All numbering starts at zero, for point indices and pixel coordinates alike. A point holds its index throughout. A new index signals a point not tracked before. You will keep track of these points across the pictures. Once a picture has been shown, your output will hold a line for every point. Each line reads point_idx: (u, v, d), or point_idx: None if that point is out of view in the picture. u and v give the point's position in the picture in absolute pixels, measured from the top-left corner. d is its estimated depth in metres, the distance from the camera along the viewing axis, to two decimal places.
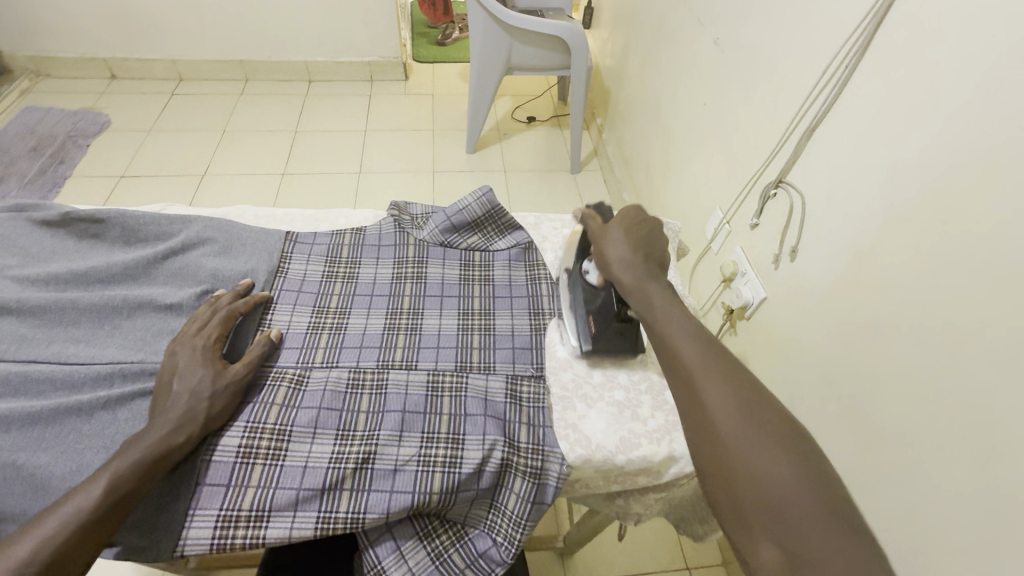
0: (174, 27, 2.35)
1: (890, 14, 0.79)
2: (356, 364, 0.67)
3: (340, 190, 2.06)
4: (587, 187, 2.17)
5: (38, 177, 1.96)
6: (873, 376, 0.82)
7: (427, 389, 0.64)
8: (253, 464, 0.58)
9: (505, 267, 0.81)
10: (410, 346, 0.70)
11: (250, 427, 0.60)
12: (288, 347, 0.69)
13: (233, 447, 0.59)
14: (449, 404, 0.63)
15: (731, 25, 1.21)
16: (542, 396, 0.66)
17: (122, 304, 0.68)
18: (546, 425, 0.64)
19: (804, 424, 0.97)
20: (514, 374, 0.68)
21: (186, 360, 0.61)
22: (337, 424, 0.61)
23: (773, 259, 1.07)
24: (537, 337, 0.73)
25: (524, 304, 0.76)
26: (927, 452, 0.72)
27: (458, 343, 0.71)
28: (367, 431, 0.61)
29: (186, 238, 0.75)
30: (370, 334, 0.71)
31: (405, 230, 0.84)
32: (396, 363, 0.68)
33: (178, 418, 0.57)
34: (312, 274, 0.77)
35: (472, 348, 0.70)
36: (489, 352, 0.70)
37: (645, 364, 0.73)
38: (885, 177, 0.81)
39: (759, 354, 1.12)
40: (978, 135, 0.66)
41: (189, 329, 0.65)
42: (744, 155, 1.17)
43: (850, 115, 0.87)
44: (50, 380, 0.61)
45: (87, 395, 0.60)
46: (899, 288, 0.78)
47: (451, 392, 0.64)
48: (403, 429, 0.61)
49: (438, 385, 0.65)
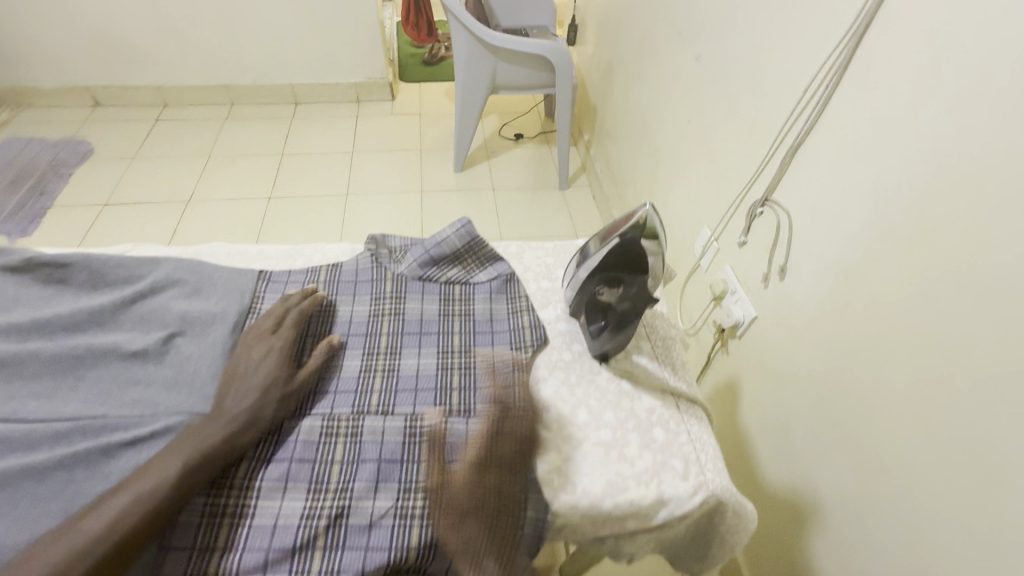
0: (156, 54, 2.35)
1: (868, 34, 0.79)
2: (329, 411, 0.65)
3: (327, 214, 2.05)
4: (577, 204, 2.16)
5: (19, 210, 1.94)
6: (870, 398, 0.80)
7: (404, 436, 0.62)
8: (219, 524, 0.56)
9: (486, 300, 0.79)
10: (387, 389, 0.68)
11: (216, 485, 0.58)
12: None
13: (199, 507, 0.57)
14: (429, 451, 0.61)
15: (712, 43, 1.21)
16: (525, 441, 0.64)
17: (84, 354, 0.65)
18: (528, 471, 0.62)
19: (803, 447, 0.95)
20: None
21: (258, 360, 0.66)
22: (308, 478, 0.60)
23: (762, 278, 1.06)
24: (521, 372, 0.70)
25: (508, 339, 0.74)
26: (928, 475, 0.70)
27: (438, 384, 0.69)
28: (341, 484, 0.59)
29: (155, 279, 0.74)
30: (346, 377, 0.69)
31: (383, 265, 0.82)
32: (372, 408, 0.65)
33: (245, 418, 0.61)
34: None
35: (452, 390, 0.68)
36: (470, 394, 0.68)
37: (632, 400, 0.71)
38: (869, 197, 0.80)
39: (751, 374, 1.10)
40: (960, 156, 0.66)
41: (265, 326, 0.70)
42: (729, 173, 1.16)
43: (831, 136, 0.86)
44: (7, 441, 0.58)
45: (44, 454, 0.57)
46: (891, 307, 0.76)
47: (431, 437, 0.62)
48: (380, 481, 0.59)
49: (417, 432, 0.63)
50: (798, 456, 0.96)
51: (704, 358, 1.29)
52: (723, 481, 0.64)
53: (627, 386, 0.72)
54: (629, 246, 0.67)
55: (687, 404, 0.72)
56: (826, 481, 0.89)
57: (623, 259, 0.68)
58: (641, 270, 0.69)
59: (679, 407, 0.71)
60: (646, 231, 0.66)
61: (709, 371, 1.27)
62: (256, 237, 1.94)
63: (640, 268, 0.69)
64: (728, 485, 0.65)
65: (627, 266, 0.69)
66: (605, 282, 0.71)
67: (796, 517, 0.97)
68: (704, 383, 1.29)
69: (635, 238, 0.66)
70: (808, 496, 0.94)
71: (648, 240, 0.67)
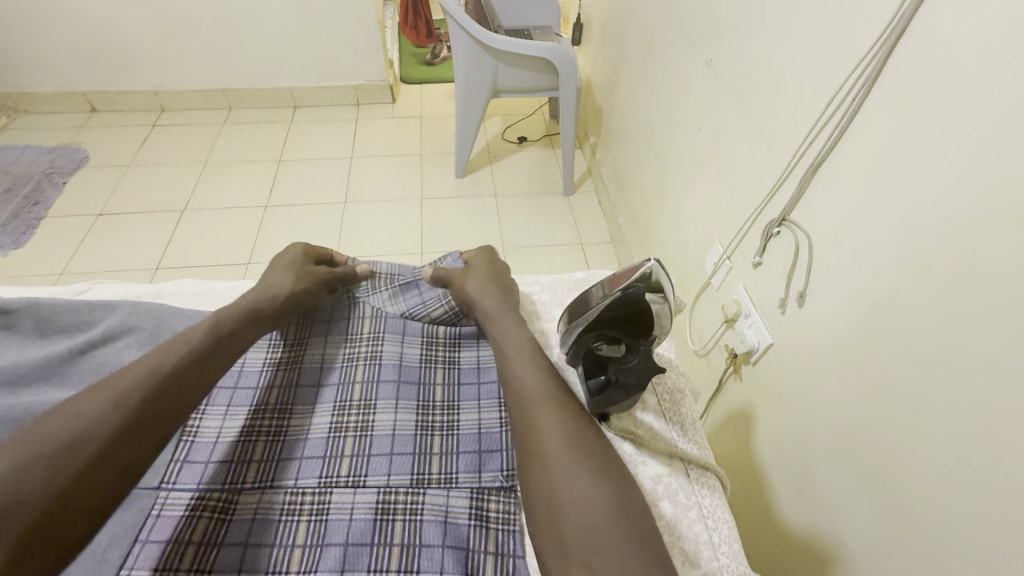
0: (152, 58, 2.30)
1: (903, 38, 0.70)
2: (296, 481, 0.67)
3: (324, 222, 1.98)
4: (582, 211, 2.09)
5: (11, 219, 1.90)
6: (898, 449, 0.73)
7: (374, 513, 0.64)
8: None
9: (472, 349, 0.83)
10: (359, 455, 0.69)
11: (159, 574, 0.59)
12: (164, 514, 0.63)
13: None
14: (402, 532, 0.62)
15: (723, 48, 1.14)
16: (511, 517, 0.64)
17: (21, 415, 0.62)
18: (517, 554, 0.61)
19: (822, 492, 0.88)
20: (480, 487, 0.66)
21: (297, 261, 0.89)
22: (265, 565, 0.60)
23: (778, 303, 0.98)
24: (504, 434, 0.72)
25: (490, 394, 0.77)
26: (968, 543, 0.63)
27: (415, 449, 0.70)
28: (303, 570, 0.60)
29: (108, 327, 0.72)
30: (315, 441, 0.71)
31: (361, 302, 0.88)
32: (343, 480, 0.67)
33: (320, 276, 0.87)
34: (253, 364, 0.80)
35: (431, 456, 0.69)
36: (451, 460, 0.69)
37: (637, 466, 0.66)
38: (899, 226, 0.72)
39: (767, 407, 1.02)
40: (1008, 182, 0.58)
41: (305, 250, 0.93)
42: (741, 190, 1.09)
43: (855, 157, 0.79)
44: None
45: None
46: (924, 348, 0.69)
47: (404, 517, 0.63)
48: (346, 568, 0.59)
49: (389, 508, 0.64)
50: (818, 502, 0.89)
51: (714, 383, 1.22)
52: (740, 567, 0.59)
53: (630, 450, 0.67)
54: (633, 299, 0.61)
55: (697, 471, 0.67)
56: (852, 531, 0.82)
57: (626, 314, 0.63)
58: (646, 327, 0.64)
59: (689, 472, 0.66)
60: (650, 286, 0.62)
61: (720, 397, 1.20)
62: (252, 246, 1.89)
63: (646, 324, 0.63)
64: (742, 569, 0.59)
65: (626, 321, 0.64)
66: (603, 337, 0.66)
67: (816, 564, 0.89)
68: (710, 416, 1.24)
69: (641, 292, 0.61)
70: (828, 548, 0.86)
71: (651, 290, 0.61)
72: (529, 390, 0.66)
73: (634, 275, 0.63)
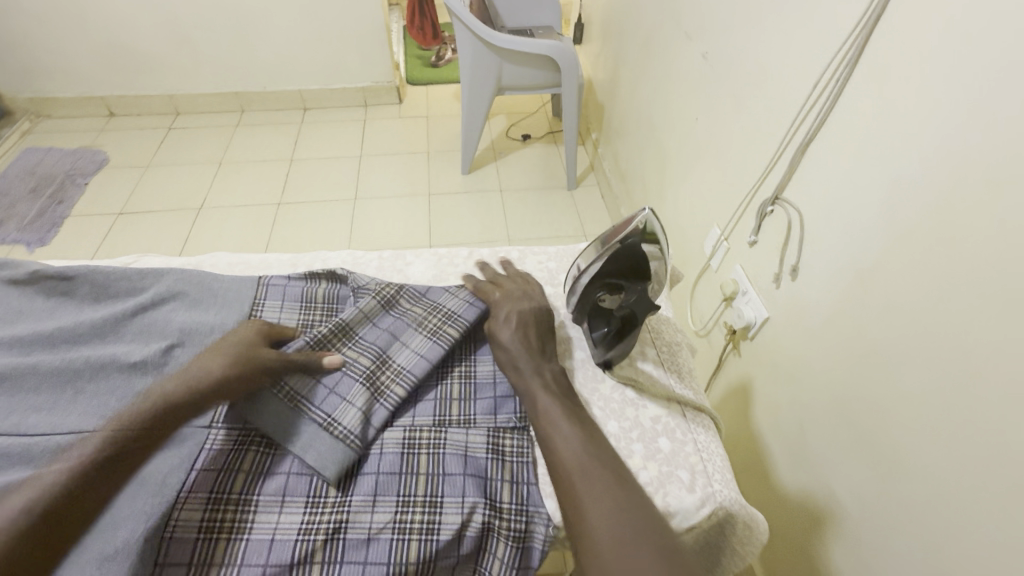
0: (167, 63, 2.38)
1: (880, 24, 0.76)
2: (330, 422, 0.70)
3: (337, 218, 2.05)
4: (585, 203, 2.15)
5: (37, 218, 1.97)
6: (883, 404, 0.78)
7: (403, 447, 0.68)
8: (217, 539, 0.60)
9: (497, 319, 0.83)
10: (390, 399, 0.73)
11: (215, 498, 0.62)
12: (216, 448, 0.66)
13: (196, 522, 0.60)
14: (427, 463, 0.66)
15: (718, 39, 1.19)
16: (524, 450, 0.69)
17: (84, 367, 0.68)
18: (530, 482, 0.67)
19: (815, 453, 0.93)
20: (496, 427, 0.71)
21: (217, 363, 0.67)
22: (305, 492, 0.64)
23: (773, 278, 1.03)
24: None
25: None
26: (946, 487, 0.68)
27: (437, 394, 0.74)
28: (339, 499, 0.64)
29: (157, 292, 0.78)
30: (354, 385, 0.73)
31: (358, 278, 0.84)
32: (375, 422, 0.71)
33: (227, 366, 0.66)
34: (287, 320, 0.79)
35: (452, 400, 0.73)
36: (469, 404, 0.73)
37: (638, 409, 0.72)
38: (881, 196, 0.77)
39: (764, 377, 1.07)
40: (978, 152, 0.63)
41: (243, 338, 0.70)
42: (737, 172, 1.14)
43: (840, 134, 0.84)
44: (5, 455, 0.60)
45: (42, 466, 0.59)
46: (905, 309, 0.74)
47: (429, 450, 0.68)
48: (378, 494, 0.64)
49: (415, 443, 0.68)
50: (811, 461, 0.94)
51: (715, 360, 1.26)
52: (731, 494, 0.64)
53: (631, 394, 0.73)
54: (630, 249, 0.68)
55: (694, 416, 0.72)
56: (844, 486, 0.86)
57: (626, 265, 0.69)
58: (643, 275, 0.69)
59: (686, 416, 0.72)
60: (647, 235, 0.67)
61: (721, 373, 1.24)
62: (266, 242, 1.95)
63: (642, 272, 0.70)
64: (735, 497, 0.65)
65: (629, 272, 0.70)
66: (606, 288, 0.72)
67: (813, 523, 0.94)
68: (712, 393, 1.29)
69: (637, 243, 0.67)
70: (821, 503, 0.92)
71: (644, 240, 0.67)
72: (570, 465, 0.57)
73: (628, 228, 0.68)
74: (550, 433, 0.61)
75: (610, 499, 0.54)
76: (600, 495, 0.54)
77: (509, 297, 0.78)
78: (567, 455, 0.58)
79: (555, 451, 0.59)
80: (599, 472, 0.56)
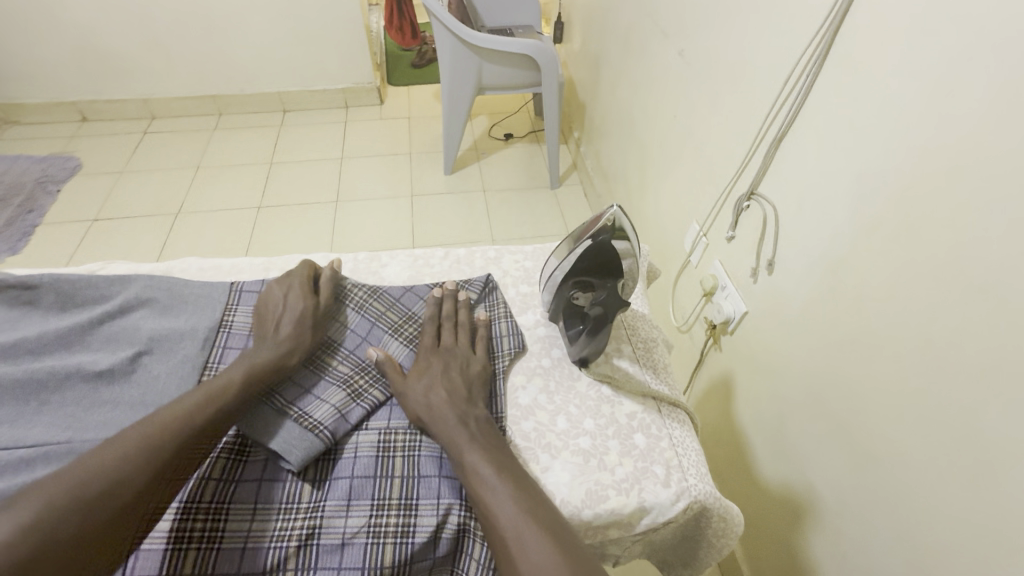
0: (141, 66, 2.34)
1: (846, 20, 0.77)
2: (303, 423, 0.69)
3: (318, 222, 2.03)
4: (568, 201, 2.15)
5: (7, 227, 1.92)
6: (857, 394, 0.79)
7: (378, 450, 0.67)
8: (187, 550, 0.58)
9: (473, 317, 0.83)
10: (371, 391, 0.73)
11: (184, 508, 0.60)
12: None
13: (164, 532, 0.59)
14: (403, 466, 0.66)
15: (693, 37, 1.21)
16: None
17: (49, 377, 0.67)
18: None
19: (792, 443, 0.94)
20: None
21: (287, 304, 0.77)
22: (279, 497, 0.63)
23: (751, 272, 1.04)
24: (495, 381, 0.74)
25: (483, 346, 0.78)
26: (920, 475, 0.69)
27: None
28: (312, 503, 0.63)
29: (125, 300, 0.76)
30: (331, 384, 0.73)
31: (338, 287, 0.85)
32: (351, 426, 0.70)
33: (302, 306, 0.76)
34: None
35: None
36: None
37: (614, 406, 0.72)
38: (851, 188, 0.78)
39: (743, 371, 1.08)
40: (943, 143, 0.64)
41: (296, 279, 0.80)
42: (714, 168, 1.15)
43: (811, 129, 0.86)
44: None
45: (7, 482, 0.57)
46: (876, 300, 0.75)
47: (404, 452, 0.67)
48: (352, 498, 0.63)
49: (390, 446, 0.68)
50: (790, 453, 0.95)
51: (696, 356, 1.28)
52: (706, 488, 0.65)
53: (607, 391, 0.74)
54: (599, 247, 0.67)
55: (669, 411, 0.73)
56: (823, 479, 0.87)
57: (596, 263, 0.69)
58: (613, 273, 0.69)
59: (661, 411, 0.72)
60: (616, 233, 0.66)
61: (703, 369, 1.25)
62: (246, 247, 1.93)
63: (613, 270, 0.70)
64: (709, 491, 0.66)
65: (599, 270, 0.70)
66: (578, 286, 0.72)
67: (794, 515, 0.95)
68: (693, 390, 1.30)
69: (607, 241, 0.66)
70: (801, 493, 0.93)
71: (612, 237, 0.66)
72: (504, 526, 0.55)
73: (596, 225, 0.67)
74: (482, 495, 0.57)
75: (547, 556, 0.51)
76: (538, 554, 0.52)
77: (438, 355, 0.73)
78: (501, 514, 0.56)
79: (488, 512, 0.56)
80: (536, 528, 0.54)
